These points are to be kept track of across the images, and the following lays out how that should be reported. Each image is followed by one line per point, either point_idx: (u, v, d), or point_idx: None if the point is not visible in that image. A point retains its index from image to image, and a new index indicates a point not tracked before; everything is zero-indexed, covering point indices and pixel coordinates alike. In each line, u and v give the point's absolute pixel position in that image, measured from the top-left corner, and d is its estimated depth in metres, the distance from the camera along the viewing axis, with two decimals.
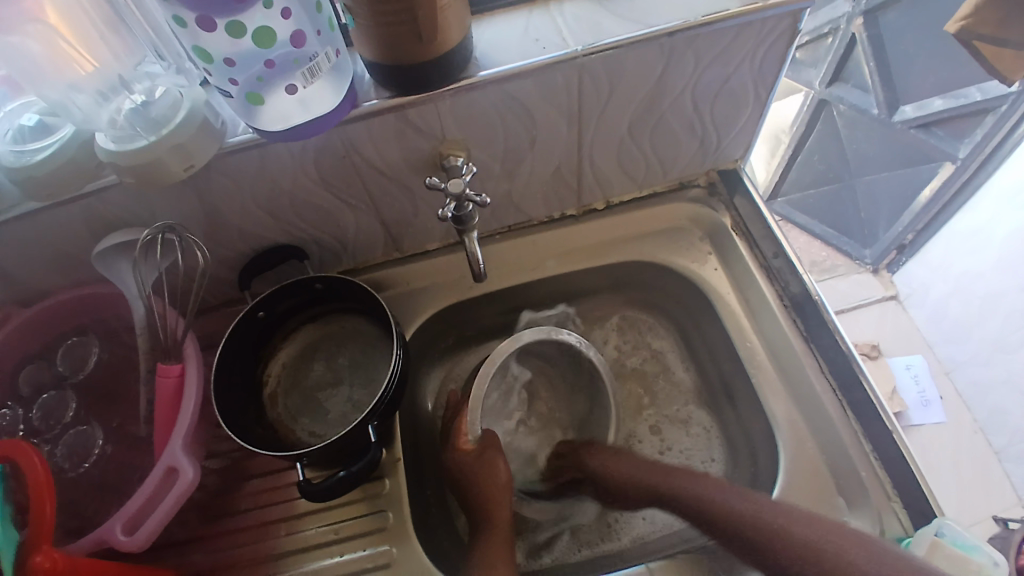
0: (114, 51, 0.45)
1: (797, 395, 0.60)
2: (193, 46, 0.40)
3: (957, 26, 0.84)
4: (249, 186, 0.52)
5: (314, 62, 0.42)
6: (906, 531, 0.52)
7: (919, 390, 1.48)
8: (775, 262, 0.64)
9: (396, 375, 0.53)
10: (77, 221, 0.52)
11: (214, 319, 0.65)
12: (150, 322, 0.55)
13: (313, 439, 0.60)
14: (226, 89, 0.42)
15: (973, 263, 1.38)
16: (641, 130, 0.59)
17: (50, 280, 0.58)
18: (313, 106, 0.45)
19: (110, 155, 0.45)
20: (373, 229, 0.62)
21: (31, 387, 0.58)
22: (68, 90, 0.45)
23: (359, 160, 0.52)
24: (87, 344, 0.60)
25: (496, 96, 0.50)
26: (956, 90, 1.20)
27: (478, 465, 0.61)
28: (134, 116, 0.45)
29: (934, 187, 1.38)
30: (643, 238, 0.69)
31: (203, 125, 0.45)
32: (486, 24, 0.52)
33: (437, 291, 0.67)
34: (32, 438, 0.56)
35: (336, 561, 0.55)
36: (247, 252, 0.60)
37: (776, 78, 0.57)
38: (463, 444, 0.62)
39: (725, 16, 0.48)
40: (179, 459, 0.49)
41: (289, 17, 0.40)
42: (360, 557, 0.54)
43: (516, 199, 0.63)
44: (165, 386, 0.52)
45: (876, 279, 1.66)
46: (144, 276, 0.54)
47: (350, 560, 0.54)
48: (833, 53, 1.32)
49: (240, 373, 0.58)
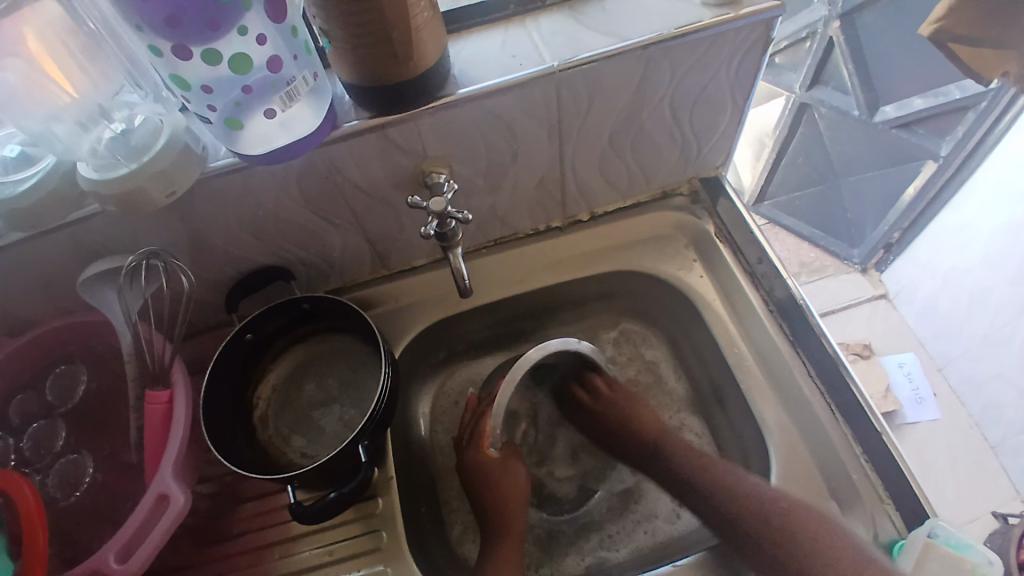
0: (91, 79, 0.45)
1: (786, 400, 0.60)
2: (170, 74, 0.40)
3: (932, 28, 0.85)
4: (232, 210, 0.52)
5: (292, 86, 0.43)
6: (899, 533, 0.52)
7: (912, 387, 1.49)
8: (760, 267, 0.65)
9: (385, 392, 0.53)
10: (62, 250, 0.52)
11: (203, 342, 0.65)
12: (137, 346, 0.54)
13: (305, 460, 0.60)
14: (205, 115, 0.43)
15: (960, 259, 1.39)
16: (621, 140, 0.59)
17: (36, 310, 0.58)
18: (294, 127, 0.45)
19: (93, 184, 0.44)
20: (359, 247, 0.62)
21: (20, 418, 0.58)
22: (48, 119, 0.45)
23: (342, 180, 0.52)
24: (75, 373, 0.60)
25: (476, 112, 0.50)
26: (935, 89, 1.21)
27: (498, 470, 0.62)
28: (116, 144, 0.45)
29: (917, 186, 1.39)
30: (629, 246, 0.69)
31: (185, 151, 0.45)
32: (463, 41, 0.52)
33: (425, 306, 0.67)
34: (22, 469, 0.56)
35: None
36: (233, 275, 0.60)
37: (753, 85, 0.58)
38: (486, 447, 0.62)
39: (698, 27, 0.49)
40: (169, 485, 0.49)
41: (265, 43, 0.41)
42: None
43: (500, 212, 0.64)
44: (153, 413, 0.52)
45: (864, 278, 1.67)
46: (130, 302, 0.54)
47: None
48: (813, 56, 1.34)
49: (228, 394, 0.58)
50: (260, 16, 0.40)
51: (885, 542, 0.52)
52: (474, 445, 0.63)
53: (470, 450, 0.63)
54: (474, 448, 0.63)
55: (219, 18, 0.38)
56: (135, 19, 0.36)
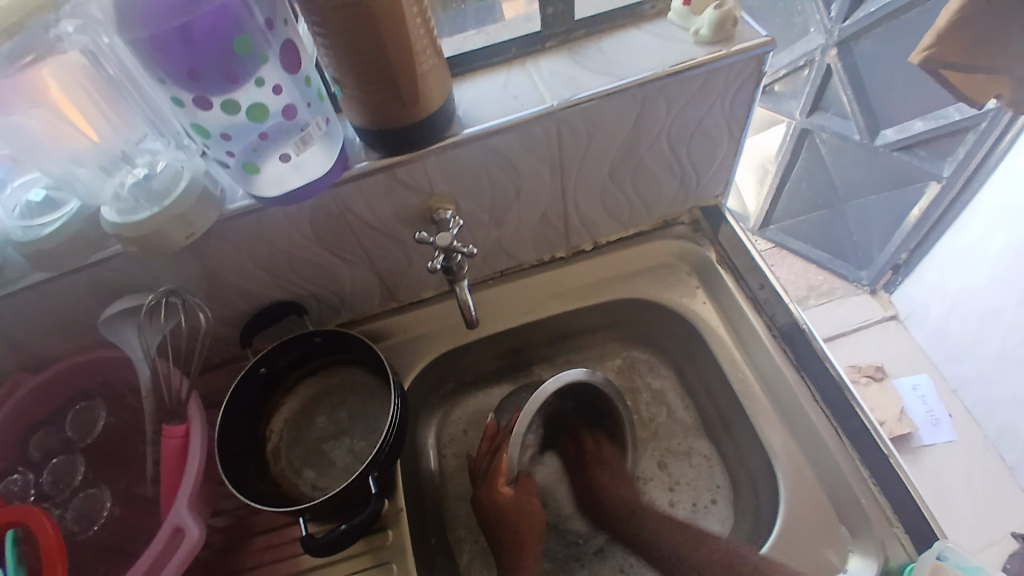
0: (114, 126, 0.48)
1: (793, 426, 0.60)
2: (191, 123, 0.42)
3: (921, 55, 0.89)
4: (246, 248, 0.54)
5: (306, 131, 0.45)
6: (909, 558, 0.52)
7: (927, 410, 1.46)
8: (762, 293, 0.66)
9: (394, 423, 0.54)
10: (83, 289, 0.54)
11: (217, 377, 0.67)
12: (155, 385, 0.55)
13: (316, 492, 0.60)
14: (224, 160, 0.45)
15: (969, 280, 1.38)
16: (622, 173, 0.61)
17: (58, 346, 0.60)
18: (308, 169, 0.47)
19: (116, 227, 0.47)
20: (368, 282, 0.64)
21: (41, 453, 0.59)
22: (70, 163, 0.47)
23: (352, 218, 0.54)
24: (94, 409, 0.61)
25: (479, 151, 0.52)
26: (934, 112, 1.23)
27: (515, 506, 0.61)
28: (137, 189, 0.47)
29: (921, 207, 1.40)
30: (634, 276, 0.70)
31: (203, 194, 0.48)
32: (467, 84, 0.55)
33: (433, 338, 0.68)
34: (42, 503, 0.57)
35: None
36: (247, 310, 0.61)
37: (747, 117, 0.59)
38: (502, 486, 0.61)
39: (693, 64, 0.51)
40: (185, 518, 0.50)
41: (281, 92, 0.43)
42: None
43: (506, 244, 0.65)
44: (170, 447, 0.53)
45: (875, 300, 1.66)
46: (149, 339, 0.55)
47: None
48: (811, 84, 1.38)
49: (240, 429, 0.59)
50: (276, 68, 0.42)
51: (896, 566, 0.52)
52: (489, 483, 0.62)
53: (483, 488, 0.62)
54: (489, 486, 0.62)
55: (236, 71, 0.40)
56: (160, 74, 0.38)
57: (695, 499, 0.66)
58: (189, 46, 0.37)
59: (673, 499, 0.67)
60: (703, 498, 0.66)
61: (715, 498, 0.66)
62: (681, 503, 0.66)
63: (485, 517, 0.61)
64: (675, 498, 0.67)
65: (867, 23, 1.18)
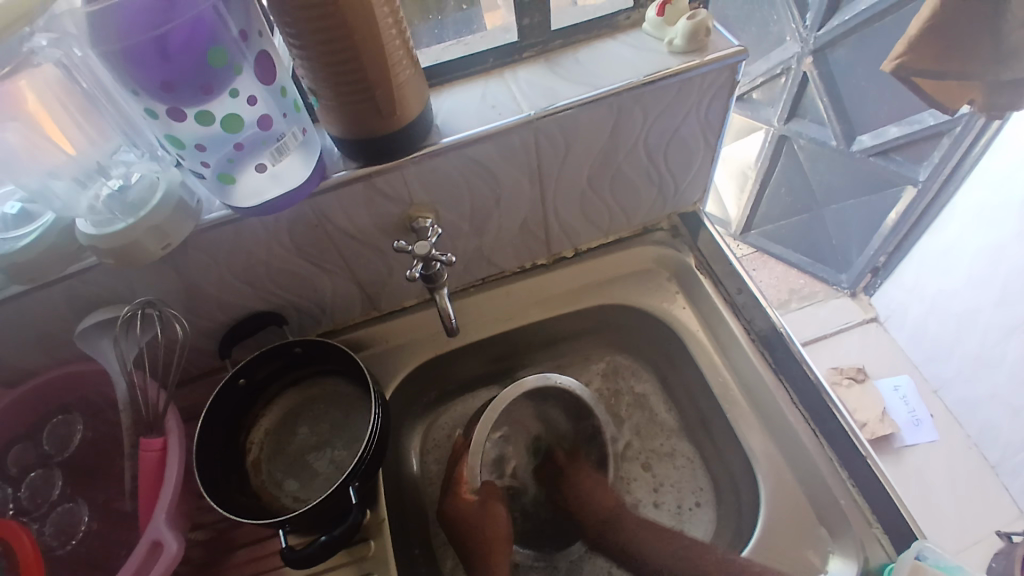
0: (90, 138, 0.47)
1: (772, 429, 0.60)
2: (165, 134, 0.42)
3: (894, 64, 0.92)
4: (224, 258, 0.54)
5: (282, 142, 0.45)
6: (889, 557, 0.53)
7: (909, 410, 1.48)
8: (739, 298, 0.66)
9: (375, 435, 0.54)
10: (59, 302, 0.53)
11: (197, 388, 0.66)
12: (132, 397, 0.55)
13: (297, 504, 0.60)
14: (199, 171, 0.45)
15: (947, 279, 1.40)
16: (600, 181, 0.62)
17: (33, 359, 0.59)
18: (285, 179, 0.47)
19: (90, 239, 0.46)
20: (349, 290, 0.64)
21: (18, 467, 0.58)
22: (47, 176, 0.46)
23: (332, 228, 0.54)
24: (72, 423, 0.60)
25: (457, 160, 0.52)
26: (909, 117, 1.25)
27: (479, 517, 0.60)
28: (111, 200, 0.47)
29: (898, 211, 1.43)
30: (615, 282, 0.71)
31: (179, 206, 0.47)
32: (444, 95, 0.56)
33: (416, 347, 0.68)
34: (20, 518, 0.56)
35: None
36: (227, 321, 0.61)
37: (721, 126, 0.60)
38: (464, 493, 0.61)
39: (668, 74, 0.52)
40: (163, 532, 0.49)
41: (255, 103, 0.43)
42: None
43: (487, 252, 0.65)
44: (147, 461, 0.52)
45: (855, 303, 1.68)
46: (125, 350, 0.54)
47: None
48: (788, 92, 1.41)
49: (220, 443, 0.59)
50: (250, 78, 0.42)
51: (876, 566, 0.53)
52: (451, 492, 0.62)
53: (448, 498, 0.61)
54: (452, 494, 0.61)
55: (212, 83, 0.40)
56: (132, 85, 0.38)
57: (679, 502, 0.67)
58: (165, 58, 0.37)
59: (657, 499, 0.68)
60: (687, 501, 0.67)
61: (699, 501, 0.66)
62: (666, 505, 0.67)
63: (451, 526, 0.60)
64: (659, 499, 0.68)
65: (842, 31, 1.21)
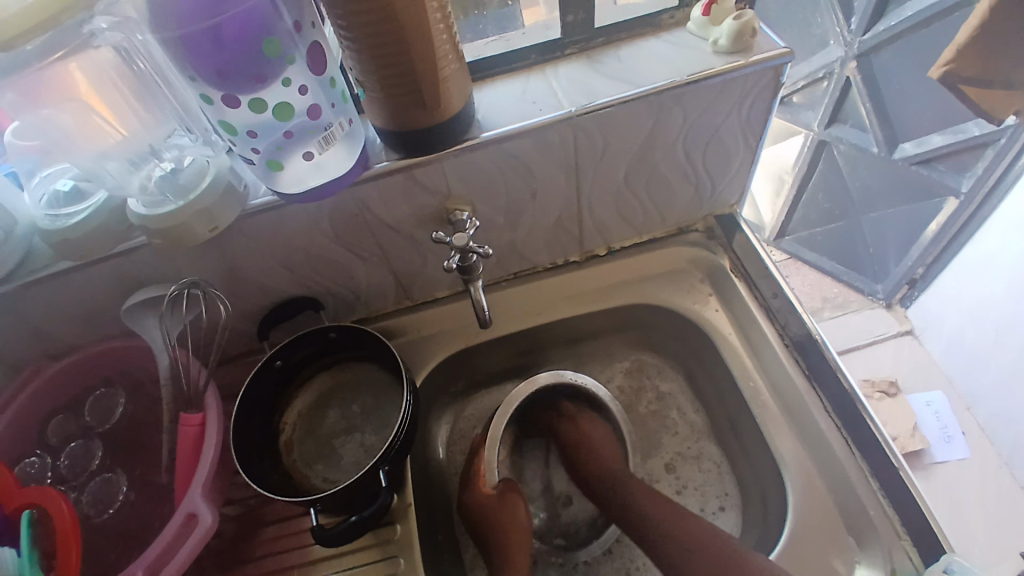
0: (145, 123, 0.49)
1: (802, 435, 0.60)
2: (219, 120, 0.44)
3: (941, 69, 0.90)
4: (266, 243, 0.55)
5: (330, 131, 0.46)
6: (916, 570, 0.52)
7: (941, 426, 1.45)
8: (775, 302, 0.66)
9: (405, 420, 0.55)
10: (107, 279, 0.55)
11: (233, 369, 0.68)
12: (174, 371, 0.57)
13: (327, 485, 0.61)
14: (248, 157, 0.47)
15: (984, 293, 1.36)
16: (637, 179, 0.62)
17: (79, 334, 0.62)
18: (329, 169, 0.48)
19: (142, 219, 0.48)
20: (384, 279, 0.65)
21: (59, 437, 0.61)
22: (100, 158, 0.48)
23: (371, 217, 0.56)
24: (114, 396, 0.63)
25: (497, 154, 0.53)
26: (954, 126, 1.22)
27: (497, 506, 0.60)
28: (164, 182, 0.49)
29: (939, 221, 1.39)
30: (646, 281, 0.71)
31: (227, 190, 0.49)
32: (485, 89, 0.56)
33: (446, 337, 0.69)
34: (59, 486, 0.59)
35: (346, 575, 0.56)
36: (265, 305, 0.63)
37: (762, 128, 0.60)
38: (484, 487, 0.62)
39: (711, 73, 0.52)
40: (198, 506, 0.51)
41: (306, 93, 0.44)
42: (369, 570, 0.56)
43: (520, 247, 0.66)
44: (185, 435, 0.54)
45: (890, 314, 1.64)
46: (169, 328, 0.57)
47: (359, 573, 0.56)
48: (829, 96, 1.38)
49: (254, 422, 0.60)
50: (302, 69, 0.44)
51: None
52: (472, 485, 0.63)
53: (469, 490, 0.62)
54: (473, 487, 0.62)
55: (264, 72, 0.41)
56: (190, 72, 0.40)
57: (703, 505, 0.66)
58: (219, 46, 0.38)
59: (680, 502, 0.67)
60: (711, 505, 0.66)
61: (724, 505, 0.66)
62: (688, 508, 0.66)
63: (471, 516, 0.61)
64: (682, 502, 0.67)
65: (888, 35, 1.18)
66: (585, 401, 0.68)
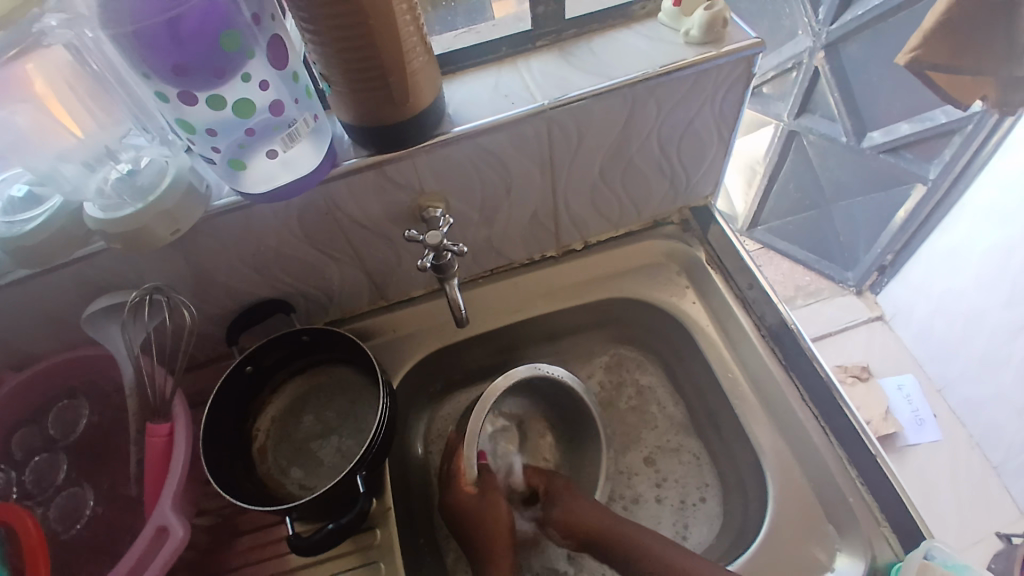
0: (101, 123, 0.47)
1: (781, 425, 0.60)
2: (176, 118, 0.42)
3: (907, 57, 0.91)
4: (232, 245, 0.53)
5: (293, 128, 0.45)
6: (896, 556, 0.53)
7: (912, 409, 1.48)
8: (750, 294, 0.66)
9: (383, 422, 0.54)
10: (67, 286, 0.53)
11: (203, 374, 0.66)
12: (139, 380, 0.55)
13: (303, 492, 0.60)
14: (209, 156, 0.45)
15: (952, 278, 1.40)
16: (612, 172, 0.61)
17: (38, 343, 0.59)
18: (297, 166, 0.47)
19: (98, 223, 0.46)
20: (357, 279, 0.63)
21: (24, 451, 0.58)
22: (56, 160, 0.46)
23: (342, 216, 0.54)
24: (77, 408, 0.60)
25: (469, 149, 0.52)
26: (921, 114, 1.25)
27: (480, 507, 0.59)
28: (121, 185, 0.47)
29: (907, 209, 1.42)
30: (623, 276, 0.71)
31: (188, 190, 0.47)
32: (457, 83, 0.55)
33: (423, 337, 0.68)
34: (24, 502, 0.56)
35: None
36: (234, 308, 0.61)
37: (736, 120, 0.60)
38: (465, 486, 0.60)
39: (683, 66, 0.52)
40: (169, 518, 0.49)
41: (267, 88, 0.43)
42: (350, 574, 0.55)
43: (495, 243, 0.65)
44: (153, 447, 0.52)
45: (861, 301, 1.68)
46: (132, 336, 0.55)
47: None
48: (799, 86, 1.39)
49: (224, 430, 0.58)
50: (263, 64, 0.42)
51: (882, 564, 0.53)
52: (453, 486, 0.61)
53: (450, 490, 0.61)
54: (454, 488, 0.61)
55: (224, 67, 0.40)
56: (144, 69, 0.38)
57: (683, 497, 0.66)
58: (176, 41, 0.37)
59: (660, 494, 0.67)
60: (692, 495, 0.66)
61: (704, 496, 0.66)
62: (668, 500, 0.66)
63: (454, 517, 0.60)
64: (662, 494, 0.67)
65: (856, 26, 1.19)
66: (561, 398, 0.67)
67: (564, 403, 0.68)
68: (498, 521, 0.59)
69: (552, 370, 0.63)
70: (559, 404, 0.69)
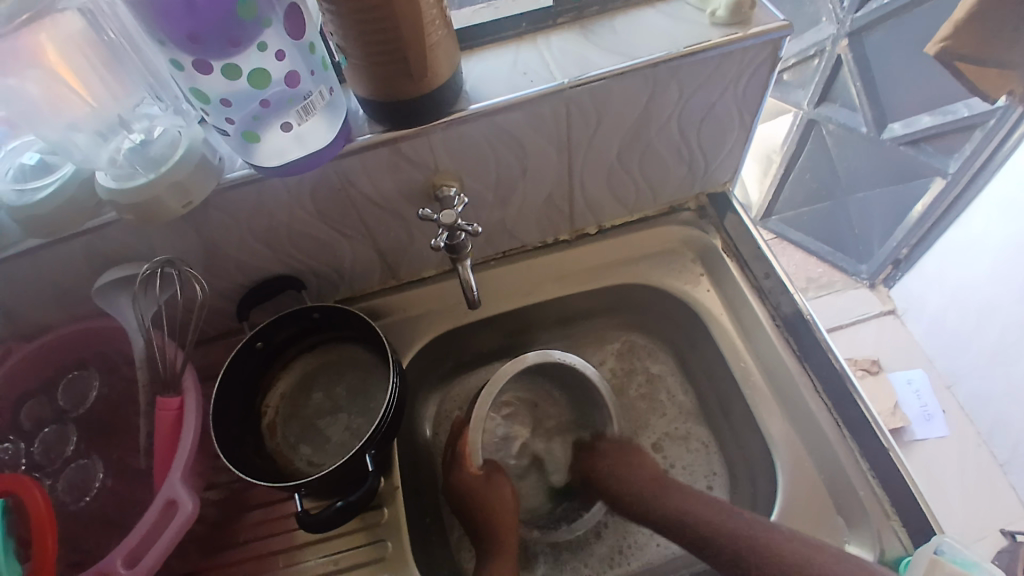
0: (112, 92, 0.46)
1: (793, 416, 0.60)
2: (190, 88, 0.41)
3: (937, 47, 0.88)
4: (244, 219, 0.53)
5: (309, 101, 0.44)
6: (905, 550, 0.52)
7: (921, 404, 1.47)
8: (766, 283, 0.65)
9: (392, 402, 0.53)
10: (77, 258, 0.53)
11: (213, 349, 0.66)
12: (149, 354, 0.55)
13: (312, 468, 0.60)
14: (223, 128, 0.44)
15: (967, 273, 1.39)
16: (630, 155, 0.60)
17: (48, 314, 0.59)
18: (309, 142, 0.46)
19: (109, 193, 0.46)
20: (369, 258, 0.63)
21: (33, 422, 0.58)
22: (67, 129, 0.46)
23: (355, 192, 0.53)
24: (88, 379, 0.60)
25: (486, 128, 0.51)
26: (943, 106, 1.23)
27: (484, 489, 0.59)
28: (133, 155, 0.46)
29: (925, 203, 1.40)
30: (637, 261, 0.70)
31: (201, 162, 0.46)
32: (475, 59, 0.54)
33: (433, 317, 0.68)
34: (33, 473, 0.57)
35: (332, 555, 0.56)
36: (245, 283, 0.61)
37: (758, 105, 0.58)
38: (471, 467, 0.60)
39: (708, 46, 0.50)
40: (178, 491, 0.49)
41: (283, 59, 0.42)
42: (357, 551, 0.56)
43: (509, 224, 0.64)
44: (164, 419, 0.52)
45: (873, 294, 1.67)
46: (143, 310, 0.55)
47: (344, 553, 0.56)
48: (821, 73, 1.35)
49: (234, 405, 0.58)
50: (279, 32, 0.41)
51: (891, 559, 0.52)
52: (459, 465, 0.61)
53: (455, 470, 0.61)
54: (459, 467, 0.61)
55: (239, 36, 0.39)
56: (158, 35, 0.37)
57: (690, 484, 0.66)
58: (190, 7, 0.36)
59: None
60: (699, 483, 0.66)
61: (712, 484, 0.66)
62: None
63: (457, 496, 0.60)
64: None
65: (880, 15, 1.16)
66: (571, 381, 0.67)
67: (577, 387, 0.67)
68: (504, 503, 0.59)
69: (561, 356, 0.61)
70: (569, 388, 0.68)
